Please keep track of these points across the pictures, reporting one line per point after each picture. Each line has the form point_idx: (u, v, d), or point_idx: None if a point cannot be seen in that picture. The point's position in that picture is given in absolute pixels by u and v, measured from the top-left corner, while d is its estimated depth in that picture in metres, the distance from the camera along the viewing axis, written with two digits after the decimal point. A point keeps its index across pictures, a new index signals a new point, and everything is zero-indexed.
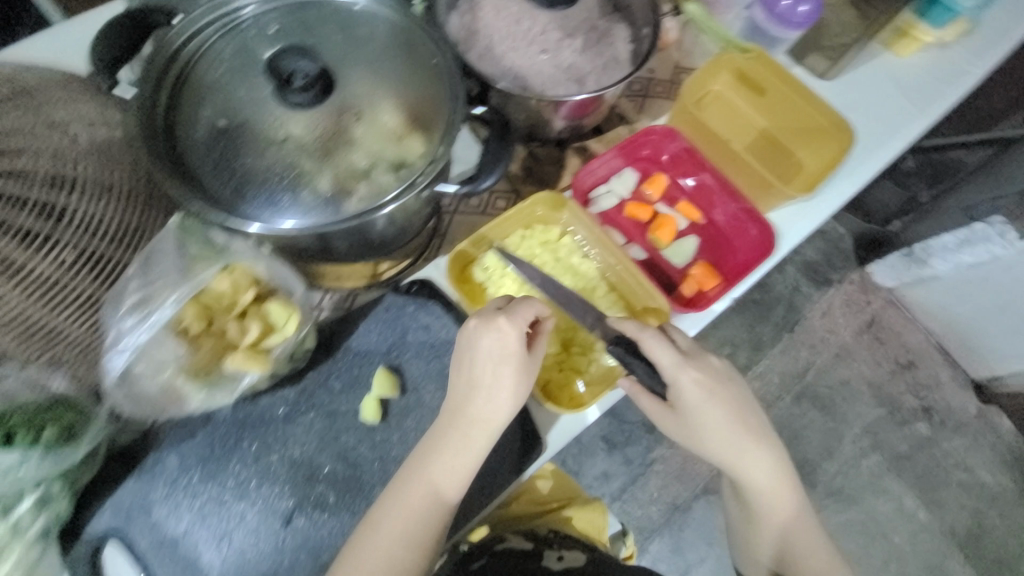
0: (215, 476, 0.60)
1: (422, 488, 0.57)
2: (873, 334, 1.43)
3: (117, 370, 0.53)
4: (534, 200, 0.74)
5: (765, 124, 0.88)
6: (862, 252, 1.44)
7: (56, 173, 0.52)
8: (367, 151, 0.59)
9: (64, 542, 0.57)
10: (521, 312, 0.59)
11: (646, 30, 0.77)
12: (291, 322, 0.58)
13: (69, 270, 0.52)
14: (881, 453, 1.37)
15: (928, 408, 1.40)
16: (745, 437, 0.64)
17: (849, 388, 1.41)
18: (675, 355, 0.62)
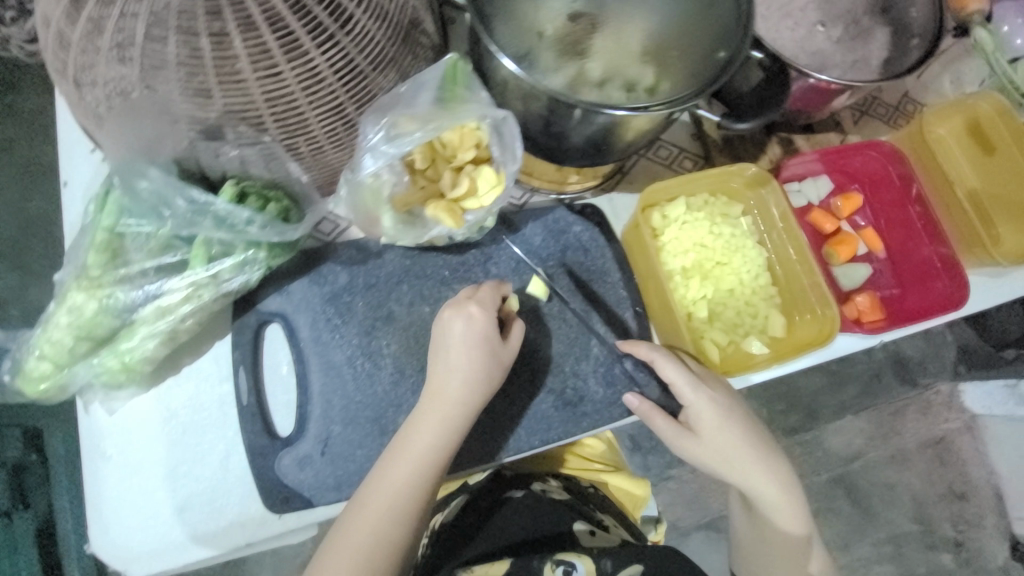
0: (377, 304, 0.65)
1: (415, 468, 0.55)
2: (938, 451, 1.28)
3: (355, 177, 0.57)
4: (738, 170, 0.71)
5: (976, 183, 0.77)
6: (963, 366, 1.27)
7: None
8: (606, 58, 0.58)
9: (236, 311, 0.61)
10: (487, 297, 0.60)
11: (914, 41, 0.73)
12: (494, 191, 0.59)
13: (334, 74, 0.50)
14: (896, 564, 1.24)
15: (961, 543, 1.26)
16: (749, 450, 0.65)
17: (888, 492, 1.26)
18: (687, 374, 0.62)
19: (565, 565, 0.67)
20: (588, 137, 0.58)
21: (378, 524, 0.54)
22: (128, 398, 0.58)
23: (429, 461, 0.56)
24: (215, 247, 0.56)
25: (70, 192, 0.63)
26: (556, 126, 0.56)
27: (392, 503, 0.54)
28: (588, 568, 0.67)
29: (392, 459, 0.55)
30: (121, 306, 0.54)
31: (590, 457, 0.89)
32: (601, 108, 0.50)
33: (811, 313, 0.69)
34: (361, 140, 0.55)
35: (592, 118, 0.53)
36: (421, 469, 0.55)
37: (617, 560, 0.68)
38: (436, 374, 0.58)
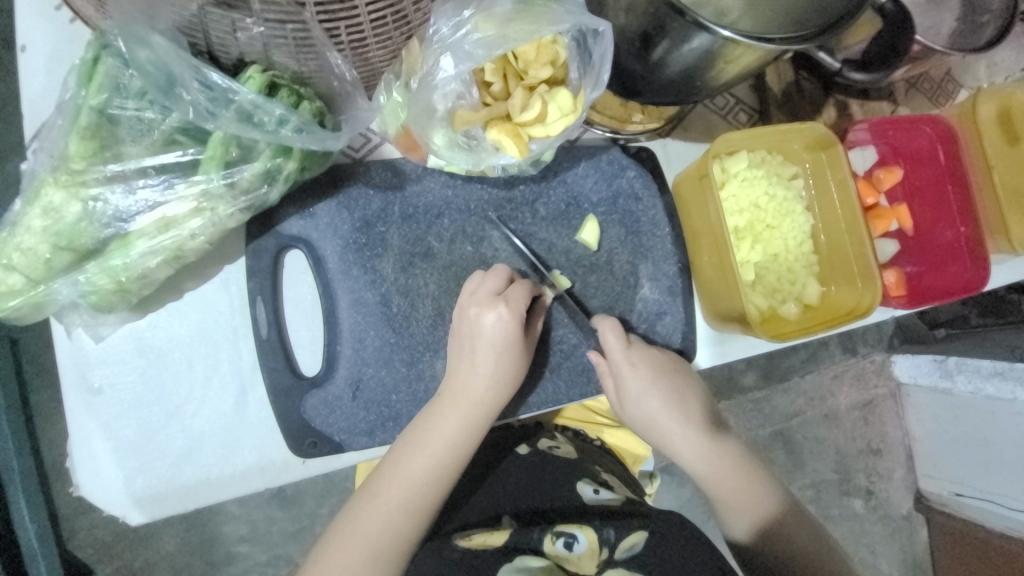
0: (418, 237, 0.57)
1: (405, 504, 0.52)
2: (865, 413, 1.35)
3: (414, 85, 0.50)
4: (801, 131, 0.68)
5: (1005, 174, 0.76)
6: (897, 340, 1.33)
7: None
8: None
9: (251, 232, 0.52)
10: (517, 293, 0.55)
11: (986, 17, 0.71)
12: (565, 120, 0.52)
13: None
14: (815, 508, 1.36)
15: (872, 492, 1.38)
16: (678, 413, 0.64)
17: (821, 447, 1.34)
18: (622, 341, 0.61)
19: (566, 536, 0.63)
20: (677, 80, 0.51)
21: (388, 518, 0.51)
22: (118, 322, 0.49)
23: (421, 501, 0.52)
24: (234, 149, 0.46)
25: (27, 59, 0.50)
26: (654, 50, 0.49)
27: (376, 544, 0.51)
28: (589, 539, 0.63)
29: (408, 453, 0.52)
30: (113, 213, 0.44)
31: (595, 411, 0.87)
32: (709, 24, 0.43)
33: (849, 283, 0.69)
34: (429, 32, 0.49)
35: (691, 38, 0.45)
36: (411, 508, 0.52)
37: (620, 529, 0.63)
38: (449, 425, 0.53)
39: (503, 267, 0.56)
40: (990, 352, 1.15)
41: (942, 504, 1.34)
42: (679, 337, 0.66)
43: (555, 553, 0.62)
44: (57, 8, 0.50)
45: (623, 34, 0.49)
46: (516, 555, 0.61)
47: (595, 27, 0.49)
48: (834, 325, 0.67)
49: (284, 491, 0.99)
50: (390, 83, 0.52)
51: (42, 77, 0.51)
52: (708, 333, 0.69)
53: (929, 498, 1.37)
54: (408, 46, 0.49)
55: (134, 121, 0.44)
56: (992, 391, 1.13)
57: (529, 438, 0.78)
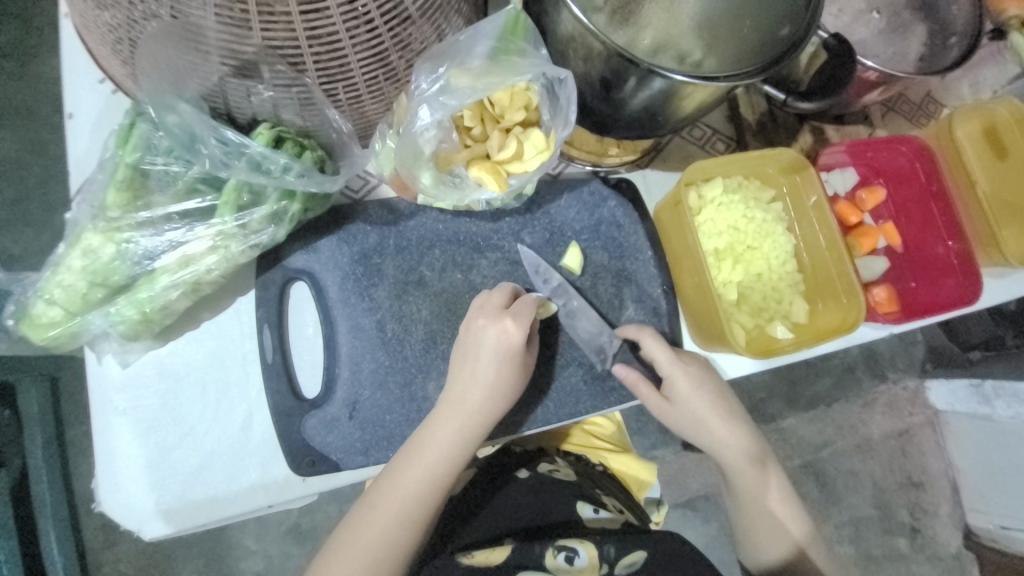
0: (408, 267, 0.62)
1: (399, 513, 0.54)
2: (900, 443, 1.33)
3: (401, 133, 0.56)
4: (773, 156, 0.71)
5: (990, 189, 0.78)
6: (930, 364, 1.33)
7: None
8: (656, 34, 0.58)
9: (261, 266, 0.58)
10: (523, 308, 0.59)
11: (951, 41, 0.74)
12: (540, 156, 0.57)
13: (387, 26, 0.47)
14: (853, 546, 1.31)
15: (916, 529, 1.34)
16: (723, 417, 0.66)
17: (854, 480, 1.31)
18: (664, 348, 0.64)
19: (567, 551, 0.64)
20: (640, 116, 0.56)
21: (385, 529, 0.54)
22: (142, 350, 0.55)
23: (417, 512, 0.55)
24: (245, 194, 0.52)
25: (75, 125, 0.59)
26: (616, 92, 0.54)
27: (373, 550, 0.53)
28: (590, 554, 0.64)
29: (406, 462, 0.55)
30: (141, 253, 0.51)
31: (595, 435, 0.88)
32: (662, 69, 0.48)
33: (835, 300, 0.71)
34: (413, 89, 0.54)
35: (649, 82, 0.50)
36: (405, 518, 0.54)
37: (620, 546, 0.65)
38: (444, 437, 0.55)
39: (508, 284, 0.61)
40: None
41: (992, 540, 1.27)
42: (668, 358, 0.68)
43: (557, 567, 0.64)
44: (102, 82, 0.60)
45: (585, 80, 0.55)
46: (521, 572, 0.63)
47: (557, 76, 0.55)
48: (823, 340, 0.68)
49: (301, 523, 1.02)
50: (379, 129, 0.59)
51: (87, 139, 0.59)
52: (697, 352, 0.70)
53: (978, 535, 1.31)
54: (398, 100, 0.56)
55: (162, 174, 0.51)
56: None
57: (528, 461, 0.78)
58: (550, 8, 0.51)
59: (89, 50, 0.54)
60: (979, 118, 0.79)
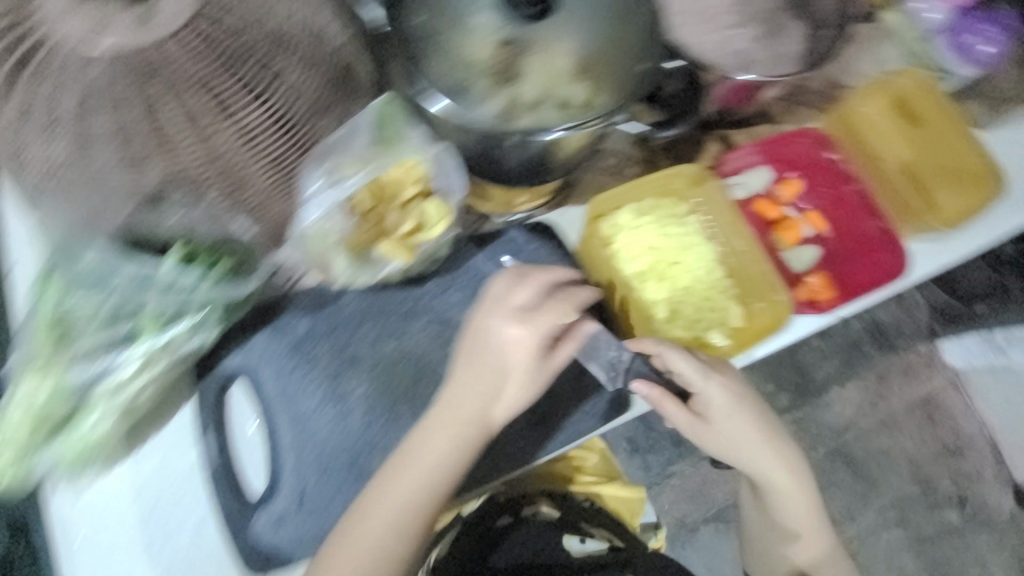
0: (338, 349, 0.65)
1: (388, 526, 0.56)
2: (926, 412, 1.33)
3: (304, 224, 0.58)
4: (675, 172, 0.75)
5: (909, 156, 0.84)
6: (938, 324, 1.32)
7: (278, 36, 0.52)
8: (540, 86, 0.60)
9: (199, 372, 0.62)
10: (552, 315, 0.59)
11: (827, 32, 0.77)
12: (442, 223, 0.61)
13: (272, 130, 0.53)
14: (903, 528, 1.31)
15: (964, 498, 1.33)
16: (770, 443, 0.74)
17: (888, 459, 1.31)
18: (689, 363, 0.65)
19: None
20: (524, 164, 0.64)
21: (377, 542, 0.56)
22: (93, 477, 0.59)
23: (406, 524, 0.56)
24: (167, 312, 0.56)
25: (19, 274, 0.64)
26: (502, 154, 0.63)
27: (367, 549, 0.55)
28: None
29: (392, 477, 0.56)
30: (77, 387, 0.55)
31: (581, 470, 0.93)
32: (540, 131, 0.59)
33: (765, 299, 0.72)
34: (304, 187, 0.58)
35: (530, 142, 0.61)
36: (392, 529, 0.56)
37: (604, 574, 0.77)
38: (431, 447, 0.57)
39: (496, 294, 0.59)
40: None
41: None
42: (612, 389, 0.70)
43: None
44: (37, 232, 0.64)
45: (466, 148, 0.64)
46: None
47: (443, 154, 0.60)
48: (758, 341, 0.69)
49: None
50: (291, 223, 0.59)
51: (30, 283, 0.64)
52: None
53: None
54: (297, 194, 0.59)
55: (84, 311, 0.54)
56: None
57: (514, 509, 0.82)
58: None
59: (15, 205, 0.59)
60: (884, 94, 0.85)
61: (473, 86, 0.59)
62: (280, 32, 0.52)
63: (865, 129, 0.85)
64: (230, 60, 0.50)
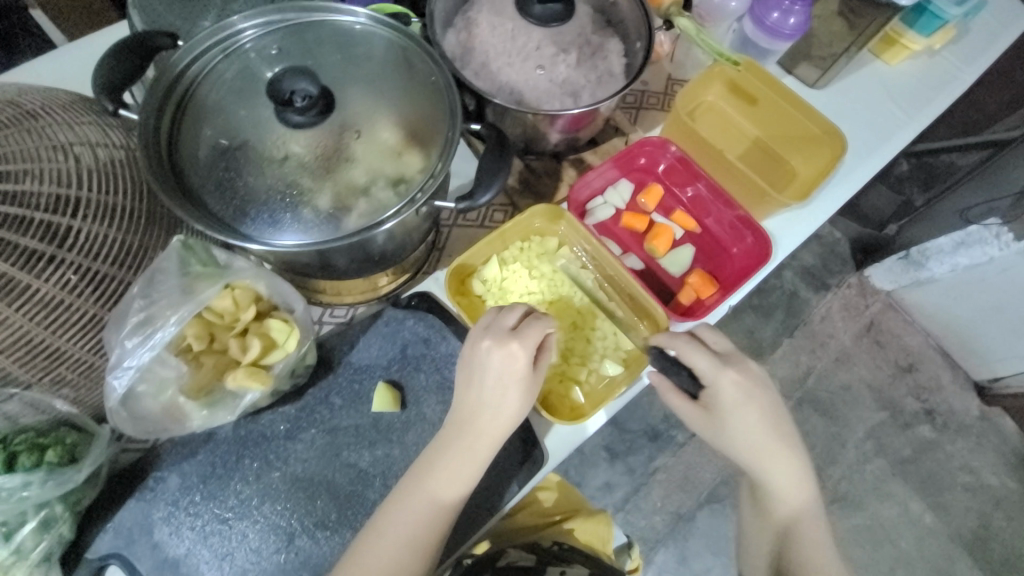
0: (216, 496, 0.60)
1: (403, 551, 0.56)
2: (872, 337, 1.41)
3: (118, 391, 0.53)
4: (531, 213, 0.74)
5: (756, 133, 0.91)
6: (860, 255, 1.43)
7: (61, 187, 0.49)
8: (367, 169, 0.59)
9: (70, 564, 0.57)
10: (534, 329, 0.59)
11: (638, 44, 0.79)
12: (292, 337, 0.58)
13: (71, 291, 0.50)
14: (884, 458, 1.34)
15: (931, 411, 1.37)
16: (785, 444, 0.66)
17: (851, 394, 1.38)
18: (705, 356, 0.63)
19: None
20: (357, 253, 0.61)
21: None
22: None
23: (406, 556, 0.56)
24: (2, 525, 0.51)
25: None
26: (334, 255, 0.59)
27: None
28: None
29: (395, 504, 0.58)
30: None
31: (544, 511, 0.97)
32: (376, 222, 0.57)
33: (646, 316, 0.73)
34: (118, 351, 0.53)
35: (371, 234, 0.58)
36: (406, 557, 0.56)
37: None
38: (443, 467, 0.58)
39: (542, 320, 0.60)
40: (944, 228, 1.18)
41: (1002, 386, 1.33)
42: (522, 445, 0.68)
43: None
44: None
45: (299, 260, 0.59)
46: None
47: (284, 262, 0.59)
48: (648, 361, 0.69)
49: None
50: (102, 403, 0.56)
51: None
52: (545, 425, 0.69)
53: (989, 387, 1.37)
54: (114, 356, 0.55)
55: None
56: (966, 262, 1.14)
57: (489, 563, 0.80)
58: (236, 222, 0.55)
59: None
60: (718, 80, 0.92)
61: (305, 193, 0.58)
62: (65, 190, 0.49)
63: (711, 114, 0.92)
64: (7, 233, 0.46)
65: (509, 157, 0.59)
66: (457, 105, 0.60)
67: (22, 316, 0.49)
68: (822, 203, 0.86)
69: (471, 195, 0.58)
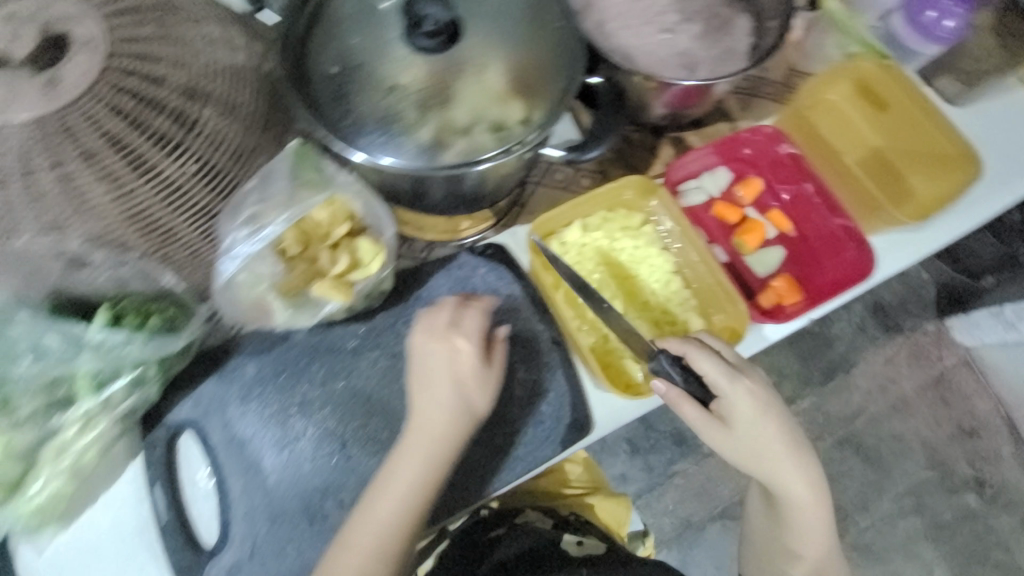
0: (286, 390, 0.64)
1: (373, 552, 0.54)
2: (939, 392, 1.29)
3: (224, 275, 0.58)
4: (624, 183, 0.72)
5: (876, 142, 0.81)
6: (944, 303, 1.30)
7: (191, 82, 0.55)
8: (476, 109, 0.58)
9: (142, 428, 0.61)
10: (471, 322, 0.60)
11: (772, 23, 0.74)
12: (378, 259, 0.60)
13: (191, 178, 0.56)
14: (921, 517, 1.26)
15: (983, 481, 1.28)
16: (791, 453, 0.65)
17: (901, 445, 1.28)
18: (720, 363, 0.62)
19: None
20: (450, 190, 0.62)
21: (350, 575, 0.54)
22: (52, 536, 0.59)
23: (382, 550, 0.55)
24: (102, 372, 0.56)
25: None
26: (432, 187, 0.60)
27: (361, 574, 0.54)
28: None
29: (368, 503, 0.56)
30: (24, 448, 0.55)
31: (566, 483, 0.97)
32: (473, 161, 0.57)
33: (725, 309, 0.70)
34: (229, 240, 0.57)
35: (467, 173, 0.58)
36: (383, 553, 0.55)
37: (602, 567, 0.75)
38: (405, 466, 0.57)
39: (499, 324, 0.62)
40: None
41: None
42: (571, 410, 0.67)
43: None
44: None
45: (397, 183, 0.60)
46: None
47: (377, 199, 0.61)
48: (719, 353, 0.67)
49: None
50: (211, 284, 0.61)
51: None
52: (598, 393, 0.69)
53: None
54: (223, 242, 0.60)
55: (25, 377, 0.55)
56: None
57: (507, 519, 0.85)
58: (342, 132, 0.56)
59: None
60: (848, 79, 0.83)
61: (414, 121, 0.58)
62: (192, 86, 0.55)
63: (830, 116, 0.83)
64: (142, 117, 0.53)
65: (619, 124, 0.66)
66: (578, 65, 0.61)
67: (150, 195, 0.54)
68: (936, 231, 0.79)
69: (580, 149, 0.65)
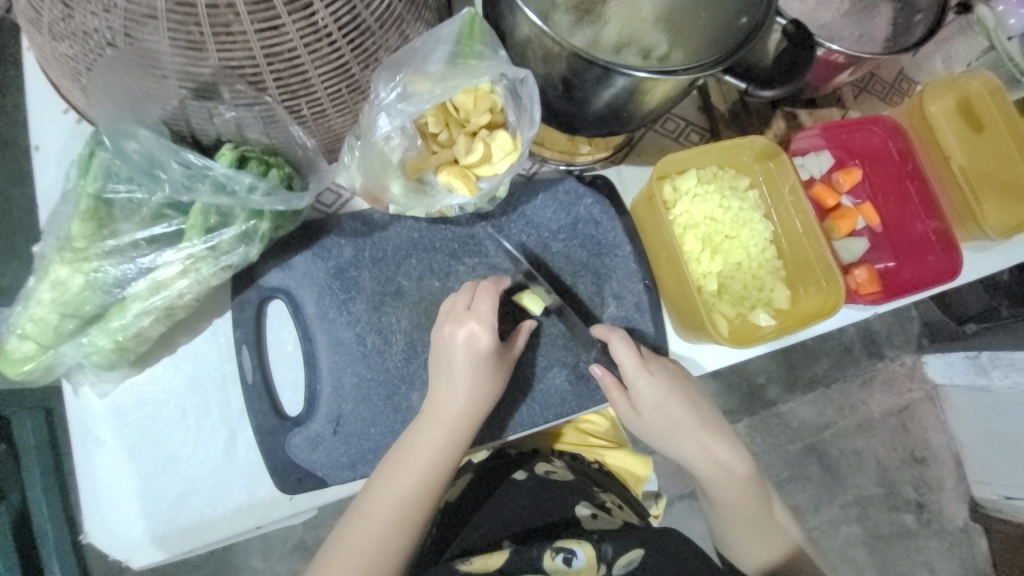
0: (384, 280, 0.62)
1: (395, 522, 0.54)
2: (902, 419, 1.34)
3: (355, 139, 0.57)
4: (745, 145, 0.71)
5: (964, 161, 0.78)
6: (926, 339, 1.33)
7: None
8: (626, 24, 0.57)
9: (236, 286, 0.58)
10: (488, 306, 0.58)
11: (918, 17, 0.72)
12: (509, 158, 0.57)
13: (342, 33, 0.47)
14: (862, 526, 1.32)
15: (922, 504, 1.34)
16: (698, 431, 0.66)
17: (859, 459, 1.32)
18: (634, 353, 0.62)
19: (565, 552, 0.62)
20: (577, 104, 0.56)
21: (375, 540, 0.54)
22: (119, 379, 0.55)
23: (405, 519, 0.54)
24: (213, 216, 0.52)
25: (41, 156, 0.59)
26: (576, 91, 0.54)
27: (370, 562, 0.53)
28: (588, 554, 0.62)
29: (384, 478, 0.55)
30: (112, 281, 0.52)
31: (590, 433, 0.81)
32: (622, 67, 0.48)
33: (814, 284, 0.71)
34: (372, 98, 0.54)
35: (610, 80, 0.51)
36: (406, 521, 0.54)
37: (618, 545, 0.63)
38: (426, 441, 0.56)
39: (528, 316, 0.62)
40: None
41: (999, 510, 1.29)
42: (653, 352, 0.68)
43: (555, 568, 0.61)
44: (65, 111, 0.59)
45: (547, 81, 0.55)
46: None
47: (518, 76, 0.55)
48: (806, 323, 0.68)
49: (306, 540, 1.01)
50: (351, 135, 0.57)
51: (54, 168, 0.59)
52: (680, 343, 0.70)
53: (984, 506, 1.33)
54: (361, 109, 0.55)
55: (126, 202, 0.52)
56: None
57: (525, 463, 0.74)
58: (506, 12, 0.52)
59: (49, 76, 0.53)
60: (953, 93, 0.79)
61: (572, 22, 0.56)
62: None
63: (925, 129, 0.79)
64: None
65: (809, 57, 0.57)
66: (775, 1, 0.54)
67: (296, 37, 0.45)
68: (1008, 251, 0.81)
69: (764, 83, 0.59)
